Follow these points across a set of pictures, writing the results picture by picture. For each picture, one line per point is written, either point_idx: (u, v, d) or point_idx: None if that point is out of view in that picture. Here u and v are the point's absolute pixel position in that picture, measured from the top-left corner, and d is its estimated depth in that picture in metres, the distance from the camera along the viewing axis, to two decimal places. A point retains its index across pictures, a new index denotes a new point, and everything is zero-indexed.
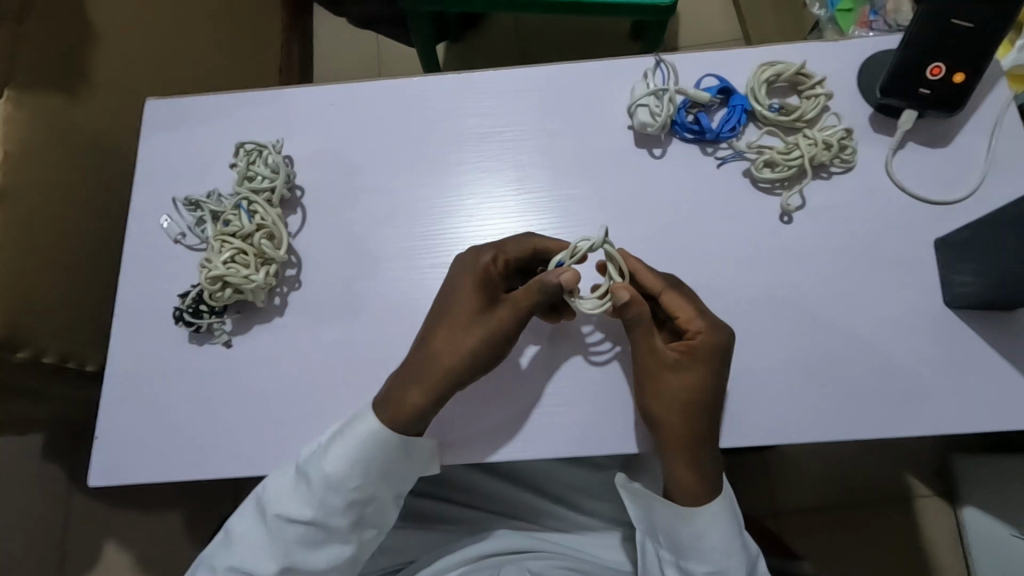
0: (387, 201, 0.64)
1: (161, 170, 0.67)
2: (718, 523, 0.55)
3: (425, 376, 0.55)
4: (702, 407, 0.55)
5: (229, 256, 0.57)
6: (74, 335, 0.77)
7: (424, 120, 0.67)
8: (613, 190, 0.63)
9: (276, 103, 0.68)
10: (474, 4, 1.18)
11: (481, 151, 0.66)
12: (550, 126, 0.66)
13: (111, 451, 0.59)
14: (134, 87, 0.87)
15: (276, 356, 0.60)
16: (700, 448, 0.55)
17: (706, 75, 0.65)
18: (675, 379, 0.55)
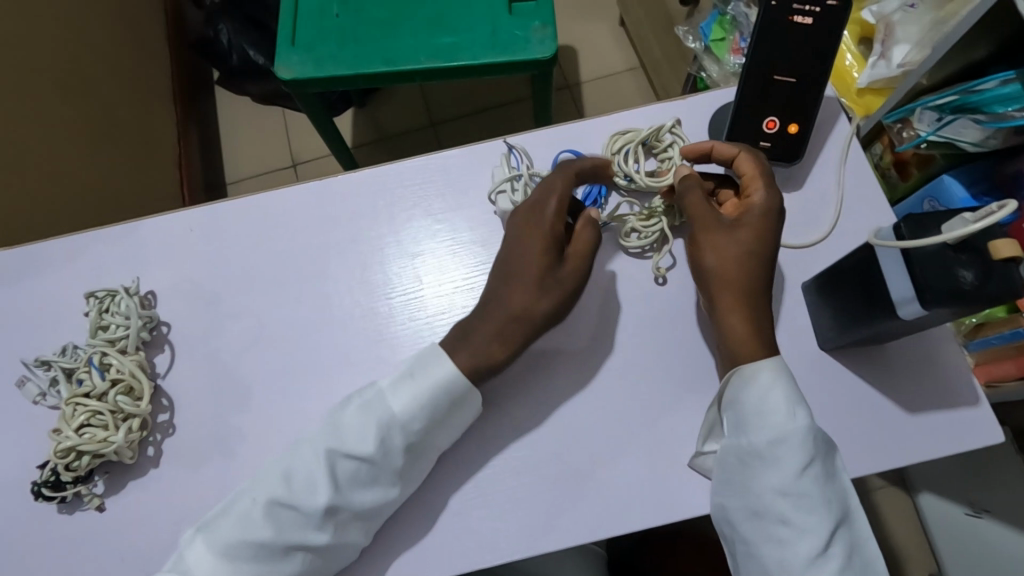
0: (261, 322, 0.62)
1: (13, 328, 0.63)
2: (783, 386, 0.52)
3: (501, 327, 0.55)
4: (767, 257, 0.56)
5: (85, 421, 0.54)
6: None
7: (303, 227, 0.65)
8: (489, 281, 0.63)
9: (130, 238, 0.66)
10: (358, 82, 1.19)
11: (398, 239, 0.65)
12: (422, 221, 0.65)
13: None
14: None
15: (153, 513, 0.57)
16: (753, 301, 0.55)
17: (561, 151, 0.66)
18: (746, 228, 0.56)
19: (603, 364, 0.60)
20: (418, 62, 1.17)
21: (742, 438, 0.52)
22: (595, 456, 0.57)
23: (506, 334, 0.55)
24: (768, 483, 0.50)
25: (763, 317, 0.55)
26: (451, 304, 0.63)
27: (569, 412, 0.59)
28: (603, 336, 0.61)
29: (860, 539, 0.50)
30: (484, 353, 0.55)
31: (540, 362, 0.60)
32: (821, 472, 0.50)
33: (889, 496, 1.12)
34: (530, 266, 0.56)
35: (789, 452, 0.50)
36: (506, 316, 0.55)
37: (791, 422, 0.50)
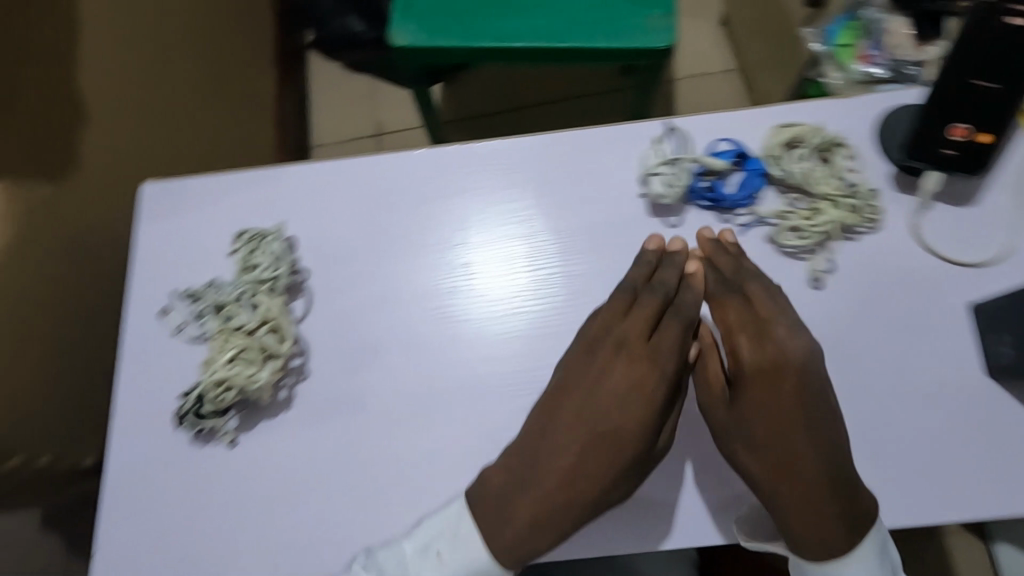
0: (395, 282, 0.63)
1: (158, 259, 0.64)
2: (874, 567, 0.49)
3: (557, 493, 0.51)
4: (794, 416, 0.50)
5: (235, 356, 0.55)
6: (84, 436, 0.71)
7: (401, 196, 0.65)
8: (576, 270, 0.62)
9: (275, 184, 0.66)
10: (469, 57, 1.17)
11: (485, 223, 0.64)
12: (501, 191, 0.65)
13: (108, 567, 0.55)
14: (136, 164, 0.85)
15: (286, 454, 0.57)
16: (794, 503, 0.49)
17: (718, 140, 0.62)
18: (749, 382, 0.52)
19: None
20: (531, 41, 1.14)
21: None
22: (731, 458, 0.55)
23: (552, 481, 0.51)
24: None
25: (824, 492, 0.48)
26: (524, 296, 0.61)
27: None
28: None
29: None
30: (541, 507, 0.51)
31: None
32: None
33: (961, 540, 1.06)
34: (604, 400, 0.53)
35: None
36: (569, 459, 0.52)
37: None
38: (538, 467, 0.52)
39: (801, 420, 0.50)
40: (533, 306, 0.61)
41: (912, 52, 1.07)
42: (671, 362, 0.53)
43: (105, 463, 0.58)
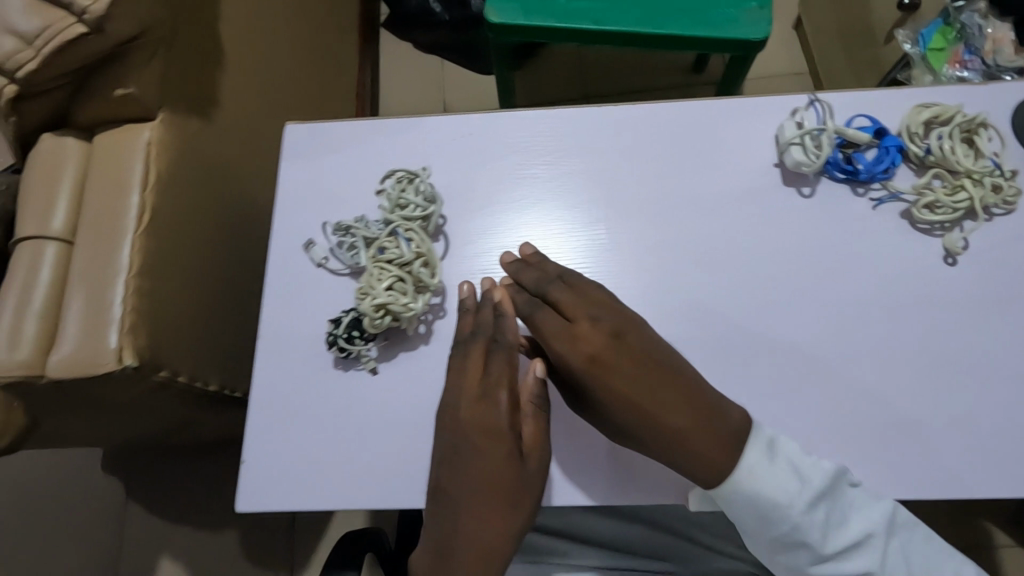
0: (522, 232, 0.65)
1: (304, 193, 0.67)
2: (757, 467, 0.52)
3: (494, 503, 0.53)
4: (648, 400, 0.52)
5: (390, 283, 0.58)
6: (226, 361, 0.75)
7: (475, 149, 0.68)
8: (628, 238, 0.65)
9: (417, 132, 0.69)
10: (562, 36, 1.19)
11: (543, 183, 0.67)
12: (535, 159, 0.68)
13: (253, 479, 0.58)
14: (263, 110, 0.89)
15: (425, 384, 0.60)
16: (674, 446, 0.52)
17: (857, 115, 0.64)
18: (609, 367, 0.53)
19: (874, 332, 0.60)
20: (625, 26, 1.16)
21: (744, 526, 0.54)
22: (861, 420, 0.57)
23: (488, 505, 0.53)
24: (805, 559, 0.53)
25: (698, 442, 0.52)
26: (564, 256, 0.64)
27: (836, 372, 0.59)
28: (876, 307, 0.60)
29: (923, 545, 0.53)
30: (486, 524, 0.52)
31: (808, 318, 0.61)
32: (833, 516, 0.52)
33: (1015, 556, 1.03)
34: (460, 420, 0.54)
35: (813, 533, 0.52)
36: (485, 473, 0.53)
37: (792, 505, 0.51)
38: (472, 505, 0.53)
39: (659, 403, 0.52)
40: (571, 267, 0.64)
41: (1011, 57, 1.08)
42: (503, 414, 0.54)
43: (251, 382, 0.61)
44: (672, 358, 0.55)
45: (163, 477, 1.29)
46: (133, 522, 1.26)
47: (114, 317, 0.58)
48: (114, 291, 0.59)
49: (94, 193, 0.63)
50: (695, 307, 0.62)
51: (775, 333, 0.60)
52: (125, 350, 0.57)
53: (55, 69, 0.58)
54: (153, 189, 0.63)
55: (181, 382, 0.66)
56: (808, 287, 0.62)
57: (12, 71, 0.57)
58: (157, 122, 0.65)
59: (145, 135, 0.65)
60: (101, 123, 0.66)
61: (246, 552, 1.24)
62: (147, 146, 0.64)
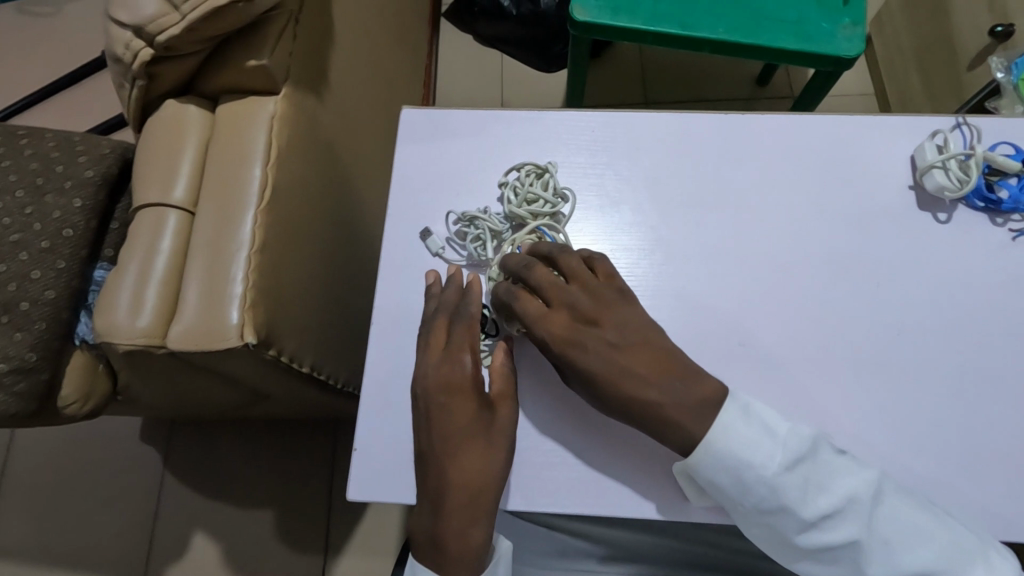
0: (641, 232, 0.64)
1: (420, 181, 0.66)
2: (731, 435, 0.49)
3: (471, 450, 0.52)
4: (632, 373, 0.50)
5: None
6: (321, 346, 0.74)
7: (551, 150, 0.67)
8: (738, 251, 0.63)
9: (536, 128, 0.68)
10: (646, 40, 1.18)
11: (614, 190, 0.65)
12: (637, 158, 0.66)
13: (366, 466, 0.57)
14: (364, 93, 0.88)
15: (545, 386, 0.59)
16: (657, 427, 0.50)
17: (1000, 143, 0.62)
18: (587, 348, 0.51)
19: (1007, 367, 0.58)
20: (714, 33, 1.14)
21: (719, 496, 0.51)
22: (997, 455, 0.55)
23: (470, 452, 0.52)
24: (792, 528, 0.49)
25: (678, 421, 0.49)
26: (625, 266, 0.63)
27: (971, 404, 0.57)
28: (1010, 341, 0.59)
29: (913, 513, 0.48)
30: (470, 479, 0.51)
31: (943, 346, 0.59)
32: (815, 483, 0.48)
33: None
34: (454, 375, 0.54)
35: (790, 496, 0.48)
36: (461, 428, 0.53)
37: (767, 467, 0.48)
38: (455, 450, 0.52)
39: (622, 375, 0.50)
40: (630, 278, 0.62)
41: None
42: (468, 370, 0.54)
43: (365, 367, 0.60)
44: (654, 334, 0.52)
45: (204, 453, 1.28)
46: (174, 494, 1.25)
47: (236, 292, 0.57)
48: (236, 264, 0.58)
49: (216, 164, 0.62)
50: (826, 323, 0.60)
51: (904, 361, 0.58)
52: (246, 326, 0.56)
53: (196, 35, 0.57)
54: (275, 164, 0.62)
55: (285, 362, 0.65)
56: (942, 313, 0.60)
57: (156, 34, 0.56)
58: (281, 96, 0.65)
59: (269, 108, 0.64)
60: (225, 93, 0.66)
61: (283, 535, 1.22)
62: (271, 120, 0.63)
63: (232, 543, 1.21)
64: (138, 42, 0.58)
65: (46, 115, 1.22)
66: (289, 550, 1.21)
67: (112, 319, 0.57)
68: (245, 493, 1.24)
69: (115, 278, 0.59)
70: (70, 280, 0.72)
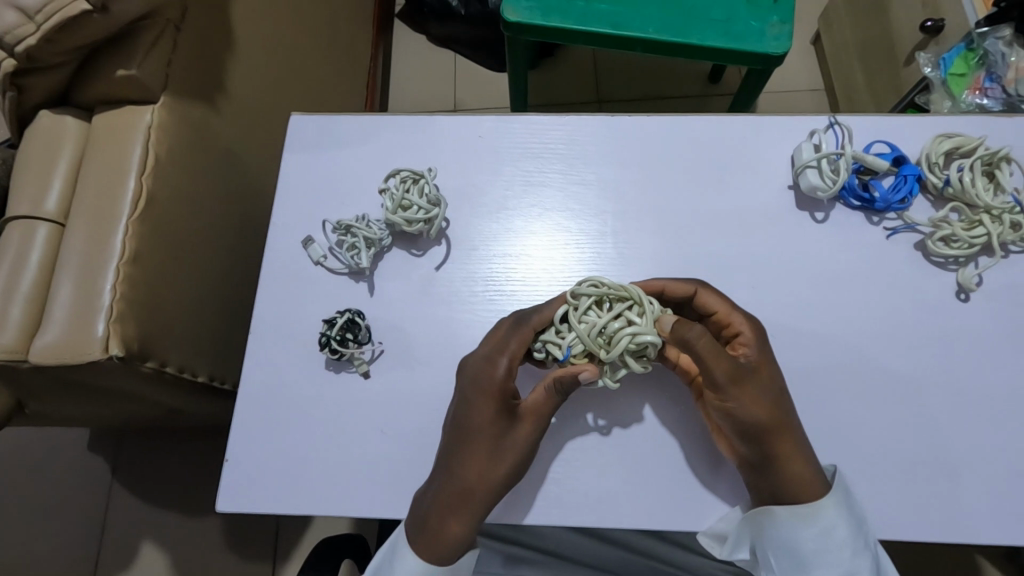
0: (524, 237, 0.64)
1: (304, 188, 0.66)
2: (841, 517, 0.52)
3: (479, 457, 0.52)
4: (786, 398, 0.53)
5: (595, 298, 0.54)
6: (217, 354, 0.73)
7: (440, 154, 0.67)
8: (620, 254, 0.63)
9: (425, 131, 0.68)
10: (578, 39, 1.17)
11: (504, 194, 0.65)
12: (522, 162, 0.66)
13: (237, 476, 0.57)
14: (274, 97, 0.87)
15: (418, 391, 0.59)
16: (794, 444, 0.52)
17: (876, 141, 0.62)
18: (771, 363, 0.53)
19: (877, 367, 0.58)
20: (645, 33, 1.14)
21: (787, 558, 0.54)
22: (865, 454, 0.56)
23: (484, 450, 0.52)
24: None
25: (797, 447, 0.52)
26: (511, 272, 0.63)
27: (842, 404, 0.57)
28: (881, 340, 0.59)
29: None
30: (467, 487, 0.52)
31: (818, 346, 0.59)
32: None
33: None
34: (497, 380, 0.53)
35: None
36: (483, 438, 0.52)
37: (851, 556, 0.52)
38: (478, 447, 0.52)
39: (780, 400, 0.53)
40: (516, 284, 0.62)
41: None
42: (501, 372, 0.53)
43: (242, 377, 0.60)
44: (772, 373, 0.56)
45: (144, 460, 1.27)
46: (115, 502, 1.24)
47: (104, 305, 0.56)
48: (106, 276, 0.57)
49: (91, 174, 0.62)
50: None
51: (777, 361, 0.59)
52: (111, 338, 0.56)
53: (57, 45, 0.57)
54: (150, 174, 0.62)
55: (170, 372, 0.65)
56: (816, 313, 0.60)
57: (13, 45, 0.55)
58: (160, 106, 0.64)
59: (147, 118, 0.63)
60: (102, 103, 0.65)
61: (223, 540, 1.22)
62: (148, 130, 0.63)
63: (171, 549, 1.21)
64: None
65: None
66: (232, 557, 1.21)
67: None
68: (188, 502, 1.24)
69: None
70: None
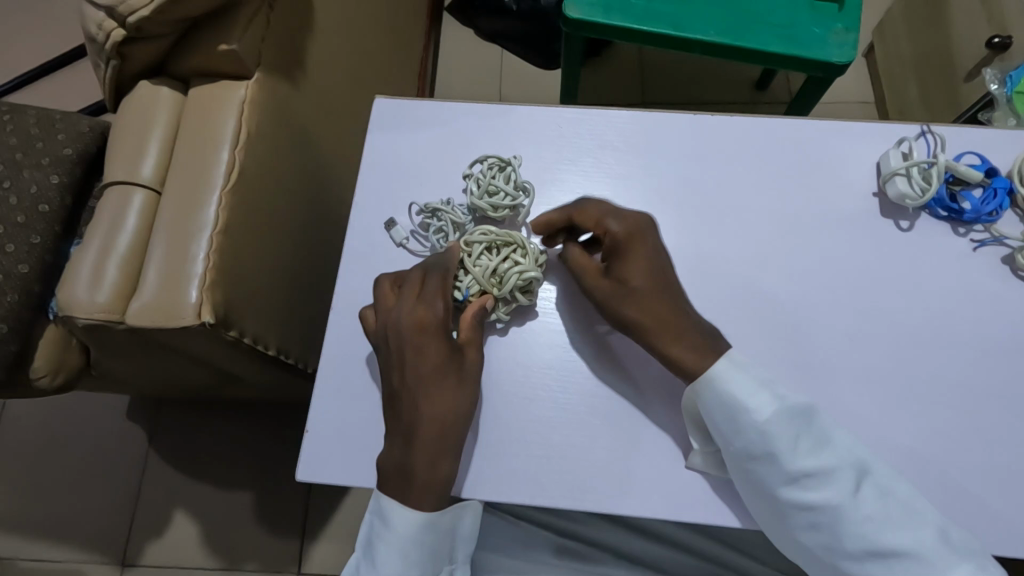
0: None
1: (385, 169, 0.67)
2: (775, 419, 0.50)
3: (428, 392, 0.52)
4: (678, 298, 0.54)
5: (486, 245, 0.59)
6: (286, 329, 0.74)
7: (519, 143, 0.67)
8: (701, 250, 0.63)
9: (505, 120, 0.68)
10: (636, 37, 1.17)
11: (582, 185, 0.66)
12: (599, 154, 0.67)
13: (315, 448, 0.58)
14: (346, 80, 0.88)
15: (494, 375, 0.59)
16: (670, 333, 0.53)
17: (966, 152, 0.62)
18: (632, 263, 0.55)
19: (957, 378, 0.58)
20: (705, 35, 1.13)
21: (752, 478, 0.52)
22: (947, 466, 0.55)
23: (444, 388, 0.53)
24: (836, 538, 0.49)
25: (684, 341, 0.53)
26: None
27: (922, 414, 0.57)
28: (963, 352, 0.58)
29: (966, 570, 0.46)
30: (437, 421, 0.52)
31: (899, 355, 0.59)
32: (870, 495, 0.49)
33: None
34: (421, 318, 0.54)
35: (839, 499, 0.48)
36: (423, 372, 0.53)
37: (807, 462, 0.49)
38: (434, 383, 0.53)
39: (660, 281, 0.54)
40: None
41: None
42: (440, 313, 0.54)
43: (323, 350, 0.61)
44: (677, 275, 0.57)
45: (184, 431, 1.29)
46: (154, 470, 1.26)
47: (196, 272, 0.58)
48: (199, 244, 0.59)
49: (184, 144, 0.63)
50: (782, 325, 0.60)
51: (856, 368, 0.58)
52: (203, 305, 0.57)
53: (166, 17, 0.58)
54: (242, 147, 0.63)
55: (247, 342, 0.66)
56: (897, 321, 0.60)
57: (125, 16, 0.57)
58: (253, 81, 0.65)
59: (240, 92, 0.65)
60: (197, 76, 0.66)
61: (257, 514, 1.24)
62: (241, 104, 0.64)
63: (207, 520, 1.23)
64: (110, 22, 0.59)
65: (34, 98, 1.24)
66: (265, 532, 1.23)
67: (73, 294, 0.58)
68: (225, 476, 1.26)
69: (79, 254, 0.60)
70: (44, 256, 0.74)
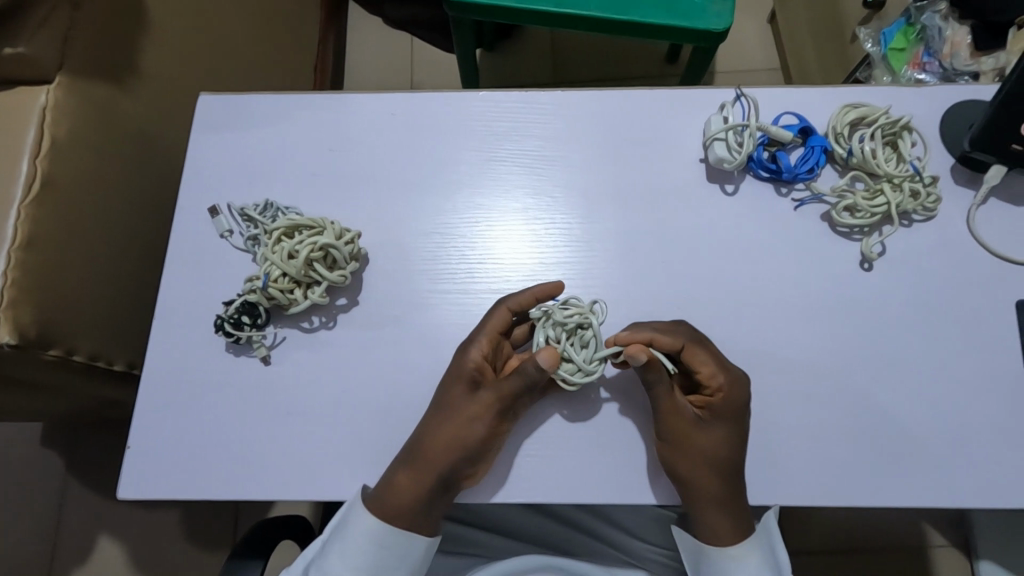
0: (452, 212, 0.63)
1: (212, 169, 0.64)
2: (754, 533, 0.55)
3: (438, 437, 0.53)
4: (739, 456, 0.54)
5: (285, 230, 0.58)
6: (136, 342, 0.72)
7: (352, 132, 0.65)
8: (548, 226, 0.63)
9: (337, 109, 0.66)
10: (520, 17, 1.15)
11: (441, 169, 0.65)
12: (456, 135, 0.66)
13: (141, 462, 0.56)
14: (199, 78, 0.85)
15: (324, 372, 0.58)
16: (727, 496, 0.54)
17: (784, 113, 0.63)
18: (718, 425, 0.54)
19: (783, 338, 0.59)
20: (588, 10, 1.12)
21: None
22: (768, 423, 0.56)
23: (451, 433, 0.53)
24: None
25: (733, 505, 0.54)
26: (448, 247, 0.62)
27: (750, 379, 0.58)
28: (788, 312, 0.59)
29: None
30: (418, 461, 0.53)
31: (730, 320, 0.59)
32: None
33: (949, 560, 0.94)
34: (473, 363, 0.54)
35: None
36: (438, 416, 0.54)
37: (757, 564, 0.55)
38: (458, 416, 0.54)
39: (737, 419, 0.54)
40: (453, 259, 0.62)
41: (967, 61, 1.02)
42: (477, 361, 0.54)
43: (146, 363, 0.59)
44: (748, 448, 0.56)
45: None
46: None
47: None
48: None
49: None
50: (611, 299, 0.60)
51: None
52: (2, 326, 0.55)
53: None
54: (46, 156, 0.60)
55: (79, 361, 0.64)
56: (726, 286, 0.60)
57: None
58: (55, 85, 0.62)
59: (41, 99, 0.61)
60: None
61: None
62: (42, 111, 0.61)
63: None
64: None
65: None
66: None
67: None
68: None
69: None
70: None
